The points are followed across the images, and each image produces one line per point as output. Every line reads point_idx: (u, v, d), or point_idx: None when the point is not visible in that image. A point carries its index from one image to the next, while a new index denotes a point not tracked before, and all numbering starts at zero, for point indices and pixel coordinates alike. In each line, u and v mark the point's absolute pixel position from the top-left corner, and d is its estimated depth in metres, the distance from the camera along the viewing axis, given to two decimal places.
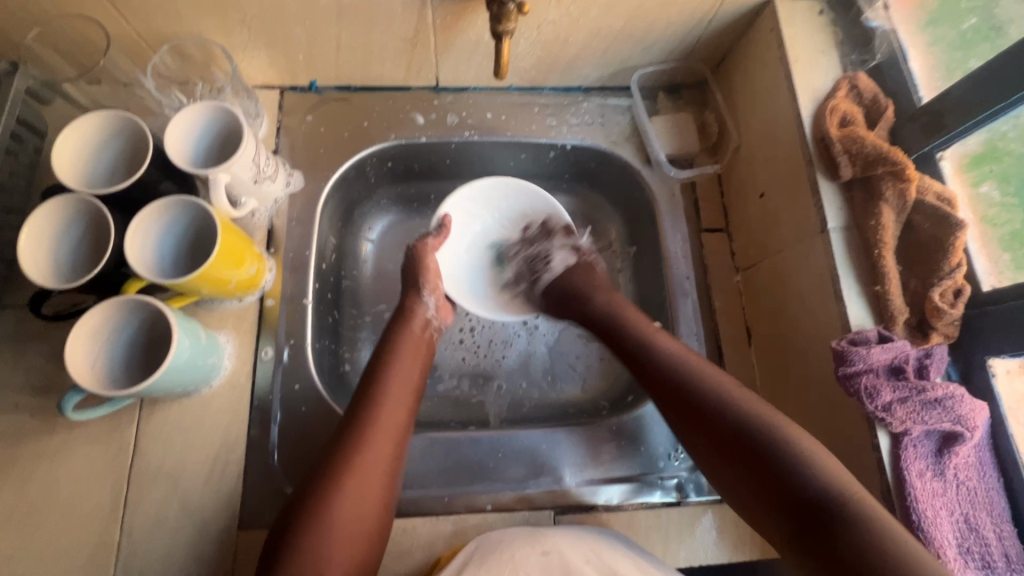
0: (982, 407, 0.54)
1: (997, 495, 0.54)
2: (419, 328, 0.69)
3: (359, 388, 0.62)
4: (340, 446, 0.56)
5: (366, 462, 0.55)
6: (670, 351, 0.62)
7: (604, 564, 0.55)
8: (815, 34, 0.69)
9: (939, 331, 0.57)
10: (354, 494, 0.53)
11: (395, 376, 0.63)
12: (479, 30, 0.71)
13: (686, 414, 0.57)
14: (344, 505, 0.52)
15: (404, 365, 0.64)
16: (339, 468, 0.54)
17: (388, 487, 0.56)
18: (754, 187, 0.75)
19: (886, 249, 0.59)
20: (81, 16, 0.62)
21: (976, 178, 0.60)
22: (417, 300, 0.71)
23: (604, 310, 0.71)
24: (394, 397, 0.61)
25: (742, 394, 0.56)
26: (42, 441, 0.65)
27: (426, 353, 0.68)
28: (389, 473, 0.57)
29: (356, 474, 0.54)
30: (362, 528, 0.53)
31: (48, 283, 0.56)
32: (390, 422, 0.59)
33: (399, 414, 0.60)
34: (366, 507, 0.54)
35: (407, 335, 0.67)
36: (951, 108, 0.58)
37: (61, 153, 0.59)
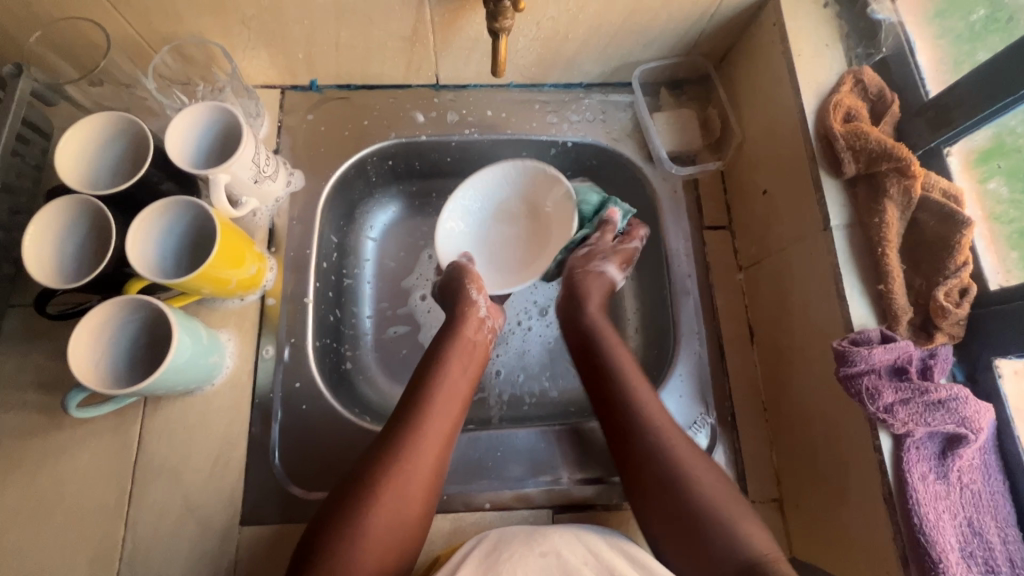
0: (987, 409, 0.53)
1: (1002, 499, 0.53)
2: (472, 334, 0.68)
3: (409, 389, 0.63)
4: (381, 453, 0.56)
5: (409, 469, 0.56)
6: (647, 409, 0.62)
7: (602, 565, 0.54)
8: (819, 28, 0.68)
9: (944, 331, 0.56)
10: (391, 501, 0.54)
11: (444, 380, 0.63)
12: (477, 28, 0.70)
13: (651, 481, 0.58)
14: (381, 513, 0.53)
15: (454, 371, 0.64)
16: (378, 473, 0.55)
17: (429, 494, 0.57)
18: (757, 184, 0.74)
19: (889, 247, 0.57)
20: (83, 19, 0.63)
21: (984, 174, 0.59)
22: (470, 300, 0.70)
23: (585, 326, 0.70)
24: (441, 405, 0.61)
25: (704, 467, 0.58)
26: (49, 437, 0.66)
27: (479, 356, 0.68)
28: (431, 480, 0.57)
29: (397, 481, 0.55)
30: (398, 536, 0.53)
31: (36, 254, 0.57)
32: (437, 428, 0.59)
33: (447, 419, 0.61)
34: (404, 515, 0.54)
35: (462, 339, 0.67)
36: (957, 103, 0.57)
37: (71, 135, 0.60)
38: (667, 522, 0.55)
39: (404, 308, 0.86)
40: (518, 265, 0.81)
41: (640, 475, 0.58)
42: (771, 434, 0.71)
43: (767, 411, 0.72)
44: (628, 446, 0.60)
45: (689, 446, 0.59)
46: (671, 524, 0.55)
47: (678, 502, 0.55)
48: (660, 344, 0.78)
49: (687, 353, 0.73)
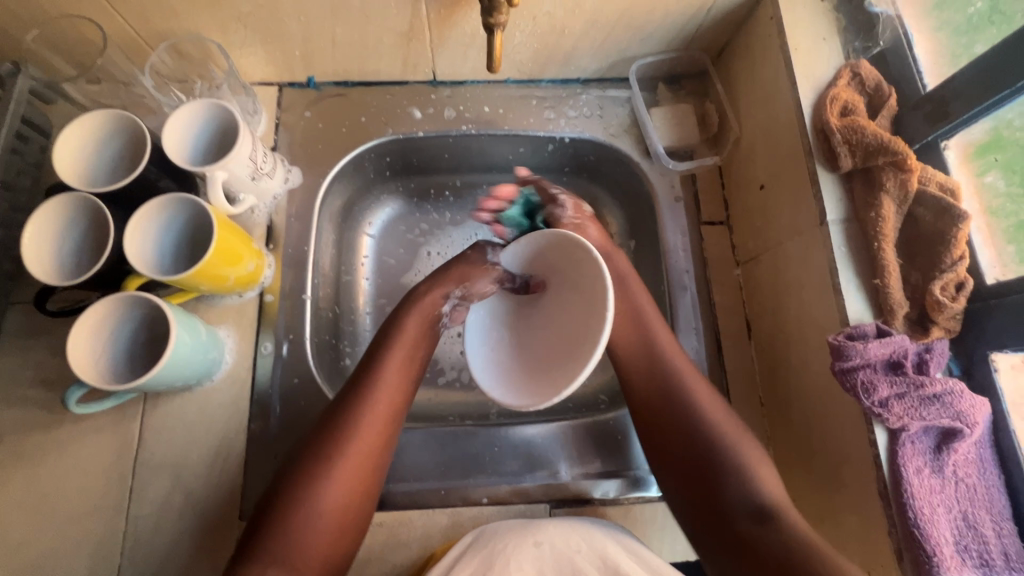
0: (983, 403, 0.53)
1: (998, 492, 0.53)
2: (423, 323, 0.64)
3: (355, 373, 0.61)
4: (323, 442, 0.55)
5: (350, 459, 0.55)
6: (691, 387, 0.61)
7: (597, 555, 0.55)
8: (817, 21, 0.67)
9: (940, 326, 0.56)
10: (328, 495, 0.54)
11: (387, 369, 0.60)
12: (473, 23, 0.70)
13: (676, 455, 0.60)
14: (323, 503, 0.53)
15: (397, 360, 0.61)
16: (319, 464, 0.54)
17: (371, 481, 0.57)
18: (755, 178, 0.74)
19: (885, 241, 0.57)
20: (80, 16, 0.63)
21: (981, 168, 0.58)
22: (435, 287, 0.66)
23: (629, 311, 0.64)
24: (383, 395, 0.59)
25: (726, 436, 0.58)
26: (50, 433, 0.66)
27: (428, 344, 0.65)
28: (369, 471, 0.57)
29: (335, 473, 0.54)
30: (336, 527, 0.54)
31: (42, 238, 0.58)
32: (381, 415, 0.58)
33: (392, 405, 0.59)
34: (342, 506, 0.54)
35: (410, 322, 0.64)
36: (955, 97, 0.57)
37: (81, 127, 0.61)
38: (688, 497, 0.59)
39: None
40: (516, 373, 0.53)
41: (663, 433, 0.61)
42: (769, 429, 0.71)
43: (764, 406, 0.72)
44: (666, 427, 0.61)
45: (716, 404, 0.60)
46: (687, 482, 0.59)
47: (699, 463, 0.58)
48: None
49: (685, 348, 0.73)
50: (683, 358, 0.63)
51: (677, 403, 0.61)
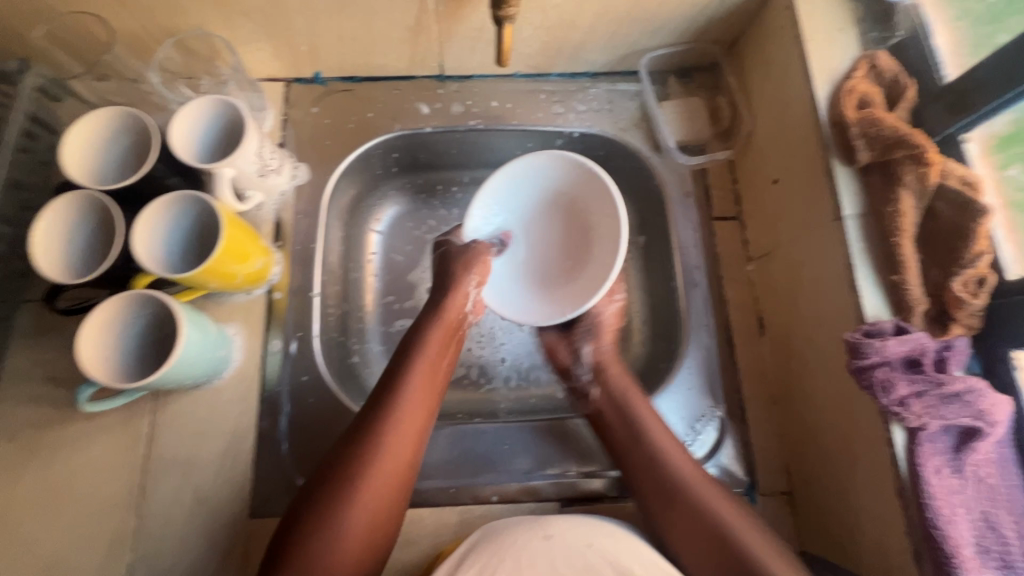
0: (1005, 401, 0.52)
1: (1020, 493, 0.52)
2: (448, 328, 0.65)
3: (382, 382, 0.61)
4: (352, 453, 0.55)
5: (382, 471, 0.55)
6: (673, 461, 0.60)
7: (606, 551, 0.54)
8: (833, 11, 0.66)
9: (960, 323, 0.55)
10: (361, 509, 0.53)
11: (416, 375, 0.61)
12: (481, 17, 0.69)
13: (681, 519, 0.57)
14: (355, 517, 0.52)
15: (425, 366, 0.62)
16: (350, 476, 0.54)
17: (402, 495, 0.56)
18: (768, 172, 0.73)
19: (903, 237, 0.56)
20: (85, 12, 0.63)
21: (1004, 160, 0.57)
22: (457, 288, 0.66)
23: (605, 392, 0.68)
24: (414, 402, 0.59)
25: (706, 487, 0.58)
26: (61, 431, 0.67)
27: (452, 349, 0.66)
28: (402, 481, 0.56)
29: (370, 483, 0.54)
30: (370, 540, 0.53)
31: (50, 230, 0.58)
32: (412, 424, 0.58)
33: (421, 415, 0.59)
34: (377, 517, 0.54)
35: (436, 331, 0.65)
36: (976, 87, 0.55)
37: (92, 122, 0.61)
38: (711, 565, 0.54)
39: (410, 301, 0.85)
40: (553, 297, 0.68)
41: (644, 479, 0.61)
42: (782, 427, 0.70)
43: (777, 403, 0.71)
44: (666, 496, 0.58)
45: (682, 454, 0.61)
46: (692, 535, 0.56)
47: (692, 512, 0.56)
48: (668, 336, 0.77)
49: (696, 346, 0.72)
50: (659, 427, 0.64)
51: (666, 475, 0.59)
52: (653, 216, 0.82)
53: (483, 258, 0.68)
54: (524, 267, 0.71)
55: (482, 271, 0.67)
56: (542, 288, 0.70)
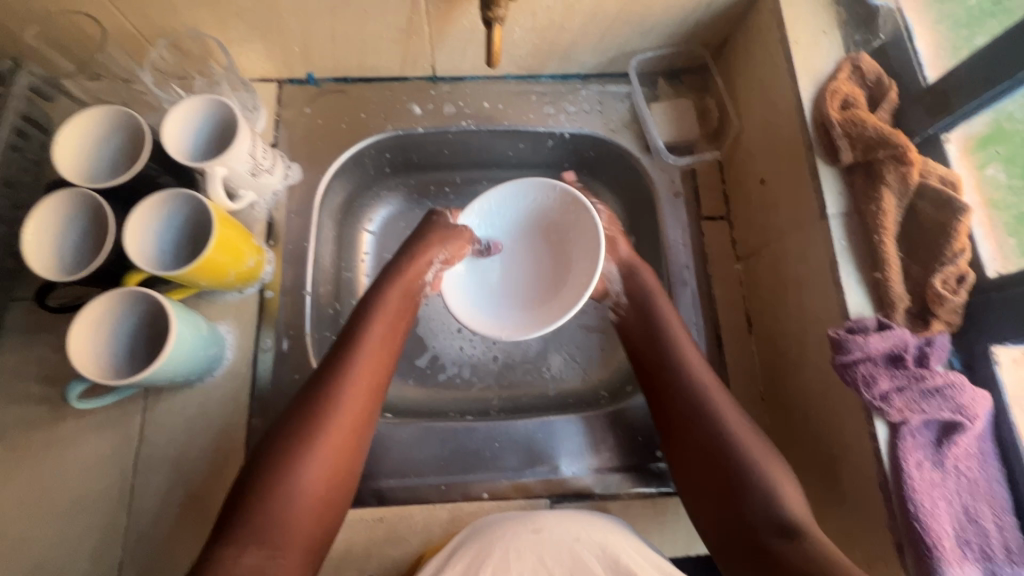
0: (984, 396, 0.53)
1: (1000, 487, 0.53)
2: (407, 288, 0.66)
3: (337, 342, 0.61)
4: (306, 410, 0.55)
5: (338, 426, 0.55)
6: (696, 375, 0.61)
7: (596, 543, 0.54)
8: (817, 14, 0.67)
9: (941, 319, 0.56)
10: (317, 464, 0.53)
11: (372, 332, 0.62)
12: (472, 19, 0.70)
13: (693, 446, 0.58)
14: (310, 470, 0.52)
15: (382, 325, 0.63)
16: (306, 431, 0.54)
17: (358, 452, 0.57)
18: (755, 173, 0.74)
19: (886, 235, 0.57)
20: (79, 13, 0.63)
21: (982, 160, 0.58)
22: (420, 258, 0.67)
23: (637, 297, 0.68)
24: (371, 355, 0.60)
25: (727, 408, 0.59)
26: (52, 429, 0.67)
27: (410, 309, 0.67)
28: (358, 435, 0.57)
29: (326, 434, 0.54)
30: (325, 492, 0.53)
31: (44, 220, 0.58)
32: (367, 383, 0.59)
33: (376, 374, 0.60)
34: (333, 469, 0.54)
35: (393, 291, 0.65)
36: (955, 88, 0.56)
37: (92, 117, 0.62)
38: (693, 479, 0.58)
39: None
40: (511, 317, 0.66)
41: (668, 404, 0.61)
42: (770, 424, 0.71)
43: (765, 400, 0.72)
44: (685, 422, 0.60)
45: (708, 372, 0.62)
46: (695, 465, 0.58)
47: (703, 434, 0.58)
48: None
49: None
50: (686, 338, 0.65)
51: (684, 387, 0.61)
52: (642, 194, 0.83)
53: (457, 240, 0.69)
54: (497, 281, 0.71)
55: (455, 249, 0.68)
56: (510, 305, 0.69)
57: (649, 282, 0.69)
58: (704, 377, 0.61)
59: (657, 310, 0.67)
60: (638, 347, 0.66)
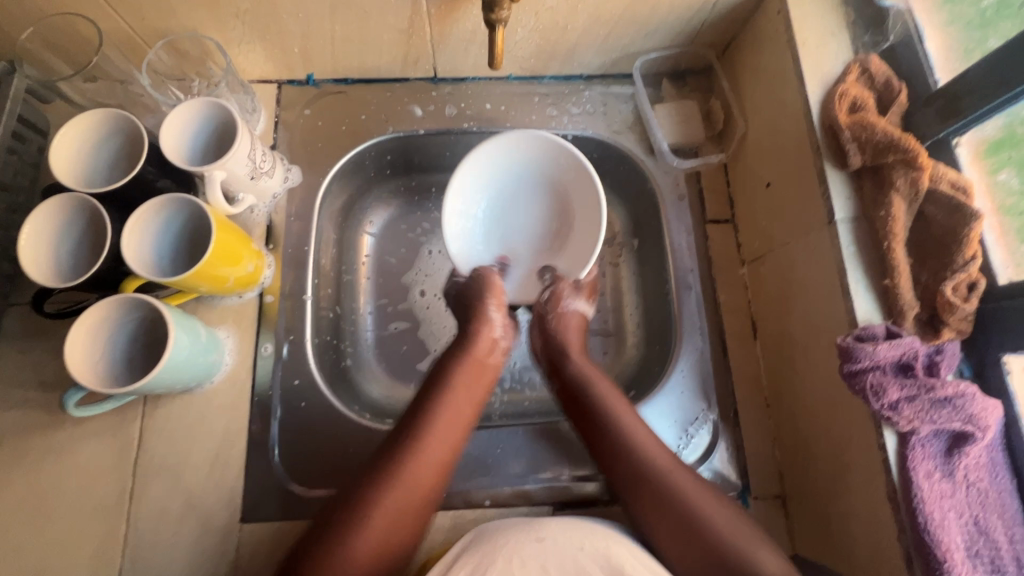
0: (995, 406, 0.52)
1: (1010, 497, 0.52)
2: (480, 356, 0.68)
3: (410, 409, 0.62)
4: (374, 478, 0.55)
5: (399, 497, 0.54)
6: (654, 464, 0.59)
7: (600, 553, 0.53)
8: (825, 15, 0.66)
9: (951, 327, 0.55)
10: (376, 533, 0.52)
11: (453, 400, 0.62)
12: (475, 19, 0.69)
13: (659, 510, 0.56)
14: (368, 541, 0.51)
15: (460, 395, 0.63)
16: (371, 499, 0.53)
17: (419, 524, 0.55)
18: (761, 176, 0.73)
19: (895, 241, 0.56)
20: (75, 14, 0.62)
21: (994, 165, 0.57)
22: (484, 317, 0.69)
23: (565, 375, 0.68)
24: (443, 426, 0.60)
25: (673, 469, 0.58)
26: (50, 435, 0.66)
27: (487, 380, 0.67)
28: (422, 506, 0.56)
29: (388, 502, 0.54)
30: (382, 561, 0.52)
31: (44, 219, 0.58)
32: (437, 453, 0.58)
33: (447, 443, 0.59)
34: (393, 540, 0.53)
35: (468, 361, 0.66)
36: (967, 92, 0.55)
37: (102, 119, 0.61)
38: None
39: (403, 304, 0.84)
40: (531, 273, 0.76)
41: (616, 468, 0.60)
42: (775, 431, 0.70)
43: (770, 406, 0.71)
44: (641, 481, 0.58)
45: (655, 438, 0.61)
46: (674, 529, 0.54)
47: (673, 505, 0.55)
48: (662, 338, 0.77)
49: (689, 349, 0.72)
50: (623, 406, 0.64)
51: (642, 471, 0.58)
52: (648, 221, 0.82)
53: (491, 283, 0.72)
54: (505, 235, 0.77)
55: (496, 295, 0.71)
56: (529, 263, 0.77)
57: (575, 357, 0.69)
58: (652, 445, 0.60)
59: (601, 401, 0.64)
60: (572, 412, 0.66)
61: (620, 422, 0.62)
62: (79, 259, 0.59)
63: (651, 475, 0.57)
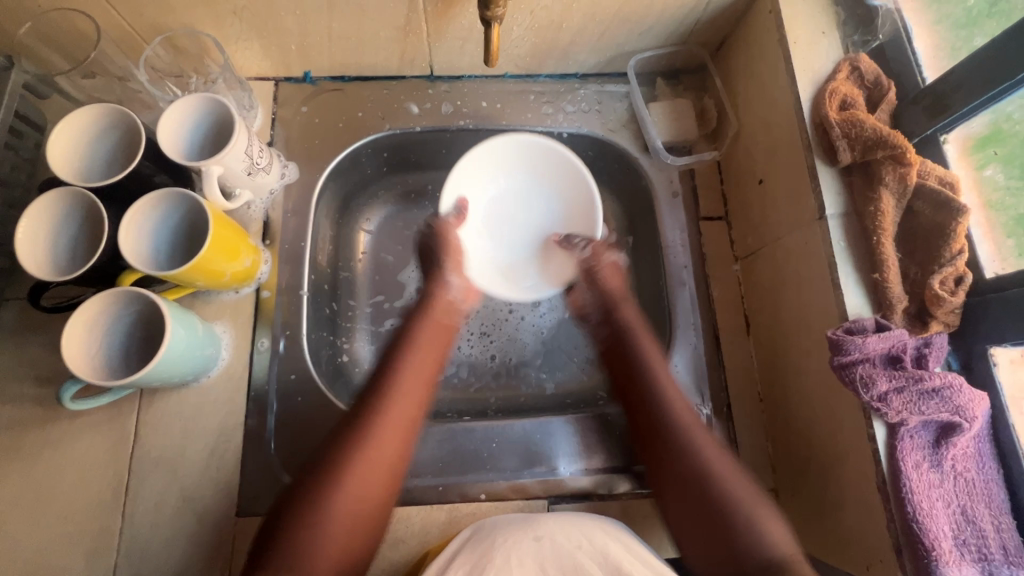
0: (982, 397, 0.53)
1: (997, 487, 0.53)
2: (439, 317, 0.68)
3: (376, 370, 0.62)
4: (342, 436, 0.56)
5: (370, 454, 0.55)
6: (692, 431, 0.59)
7: (597, 551, 0.54)
8: (816, 14, 0.67)
9: (940, 320, 0.56)
10: (352, 489, 0.53)
11: (410, 361, 0.62)
12: (470, 17, 0.70)
13: (675, 476, 0.57)
14: (344, 499, 0.52)
15: (417, 356, 0.63)
16: (341, 456, 0.54)
17: (394, 479, 0.56)
18: (753, 173, 0.74)
19: (884, 235, 0.57)
20: (73, 10, 0.63)
21: (980, 162, 0.58)
22: (441, 280, 0.70)
23: (615, 333, 0.69)
24: (407, 386, 0.60)
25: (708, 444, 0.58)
26: (45, 430, 0.66)
27: (447, 340, 0.67)
28: (393, 467, 0.56)
29: (357, 467, 0.54)
30: (355, 524, 0.53)
31: (45, 210, 0.58)
32: (403, 407, 0.59)
33: (414, 397, 0.60)
34: (367, 501, 0.54)
35: (428, 321, 0.67)
36: (954, 89, 0.56)
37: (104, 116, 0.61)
38: (698, 535, 0.54)
39: (400, 300, 0.85)
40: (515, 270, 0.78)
41: (649, 436, 0.60)
42: (768, 425, 0.71)
43: (763, 401, 0.72)
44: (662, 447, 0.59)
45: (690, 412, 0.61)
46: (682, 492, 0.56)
47: (684, 462, 0.57)
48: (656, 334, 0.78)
49: (683, 345, 0.73)
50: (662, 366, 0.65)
51: (669, 434, 0.59)
52: (642, 218, 0.83)
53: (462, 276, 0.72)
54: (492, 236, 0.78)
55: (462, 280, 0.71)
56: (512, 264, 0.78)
57: (629, 319, 0.69)
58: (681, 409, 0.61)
59: (650, 370, 0.64)
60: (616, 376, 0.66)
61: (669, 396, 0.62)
62: (75, 251, 0.59)
63: (685, 445, 0.58)
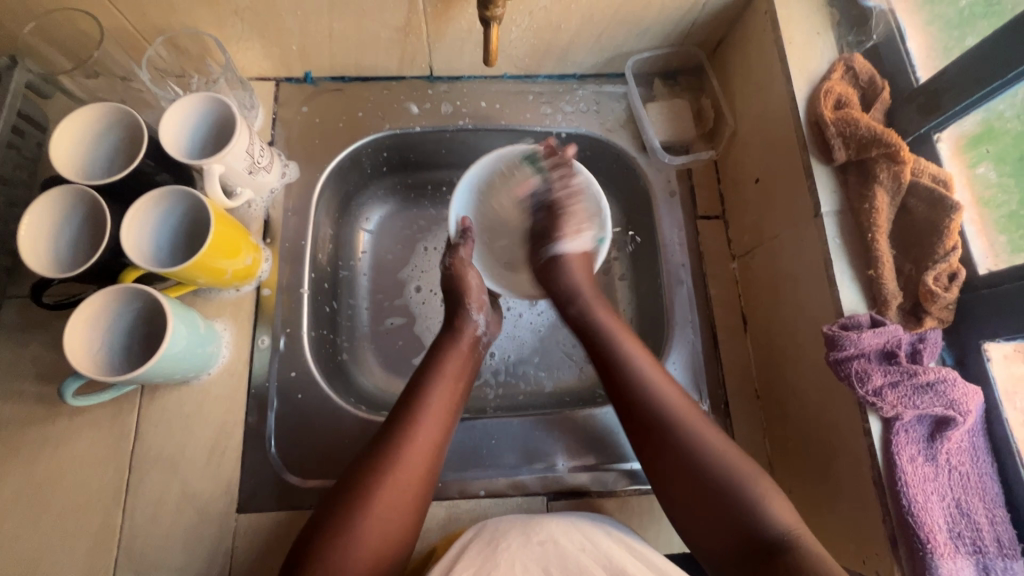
0: (976, 392, 0.53)
1: (990, 480, 0.53)
2: (466, 348, 0.68)
3: (400, 401, 0.62)
4: (368, 466, 0.56)
5: (395, 485, 0.55)
6: (685, 421, 0.58)
7: (600, 554, 0.54)
8: (811, 15, 0.68)
9: (933, 316, 0.56)
10: (377, 519, 0.53)
11: (438, 390, 0.62)
12: (470, 18, 0.71)
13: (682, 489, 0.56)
14: (369, 528, 0.53)
15: (445, 384, 0.63)
16: (369, 486, 0.54)
17: (417, 509, 0.56)
18: (750, 172, 0.75)
19: (878, 232, 0.58)
20: (77, 10, 0.63)
21: (972, 159, 0.59)
22: (464, 315, 0.70)
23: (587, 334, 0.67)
24: (431, 418, 0.60)
25: (712, 436, 0.57)
26: (46, 426, 0.66)
27: (471, 373, 0.67)
28: (417, 492, 0.57)
29: (383, 493, 0.54)
30: (385, 547, 0.53)
31: (51, 210, 0.59)
32: (428, 439, 0.59)
33: (438, 430, 0.60)
34: (392, 531, 0.54)
35: (454, 354, 0.67)
36: (947, 88, 0.57)
37: (108, 116, 0.62)
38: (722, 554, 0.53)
39: (399, 299, 0.85)
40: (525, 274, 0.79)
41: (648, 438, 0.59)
42: (765, 422, 0.72)
43: (759, 398, 0.73)
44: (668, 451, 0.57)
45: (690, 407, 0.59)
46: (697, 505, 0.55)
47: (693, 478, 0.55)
48: (654, 332, 0.79)
49: (680, 342, 0.74)
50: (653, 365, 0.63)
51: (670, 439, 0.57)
52: (640, 217, 0.84)
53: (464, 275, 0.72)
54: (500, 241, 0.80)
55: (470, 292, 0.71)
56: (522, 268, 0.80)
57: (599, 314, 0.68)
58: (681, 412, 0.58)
59: (629, 369, 0.62)
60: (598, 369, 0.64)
61: (667, 404, 0.59)
62: (78, 251, 0.60)
63: (687, 453, 0.56)
